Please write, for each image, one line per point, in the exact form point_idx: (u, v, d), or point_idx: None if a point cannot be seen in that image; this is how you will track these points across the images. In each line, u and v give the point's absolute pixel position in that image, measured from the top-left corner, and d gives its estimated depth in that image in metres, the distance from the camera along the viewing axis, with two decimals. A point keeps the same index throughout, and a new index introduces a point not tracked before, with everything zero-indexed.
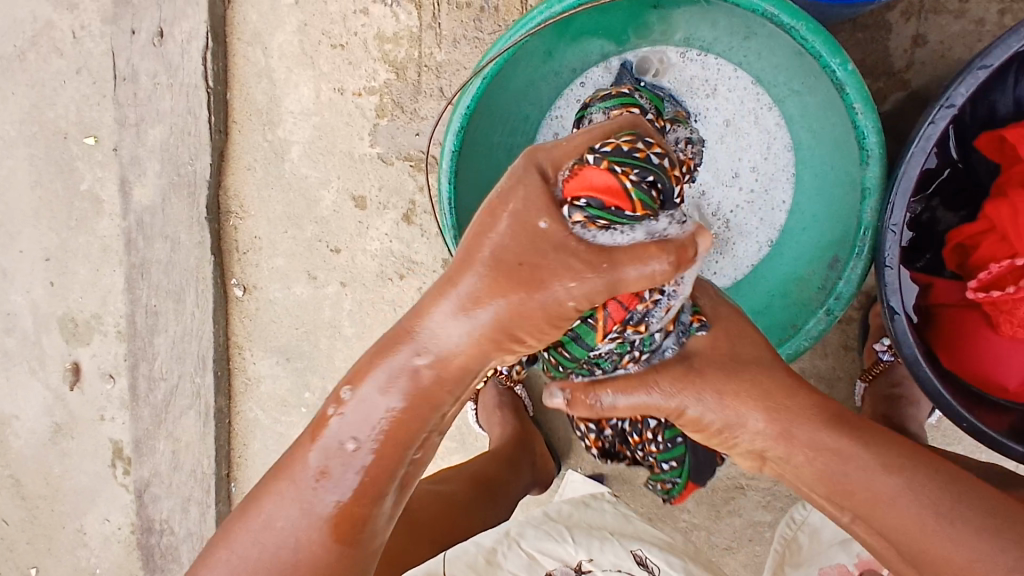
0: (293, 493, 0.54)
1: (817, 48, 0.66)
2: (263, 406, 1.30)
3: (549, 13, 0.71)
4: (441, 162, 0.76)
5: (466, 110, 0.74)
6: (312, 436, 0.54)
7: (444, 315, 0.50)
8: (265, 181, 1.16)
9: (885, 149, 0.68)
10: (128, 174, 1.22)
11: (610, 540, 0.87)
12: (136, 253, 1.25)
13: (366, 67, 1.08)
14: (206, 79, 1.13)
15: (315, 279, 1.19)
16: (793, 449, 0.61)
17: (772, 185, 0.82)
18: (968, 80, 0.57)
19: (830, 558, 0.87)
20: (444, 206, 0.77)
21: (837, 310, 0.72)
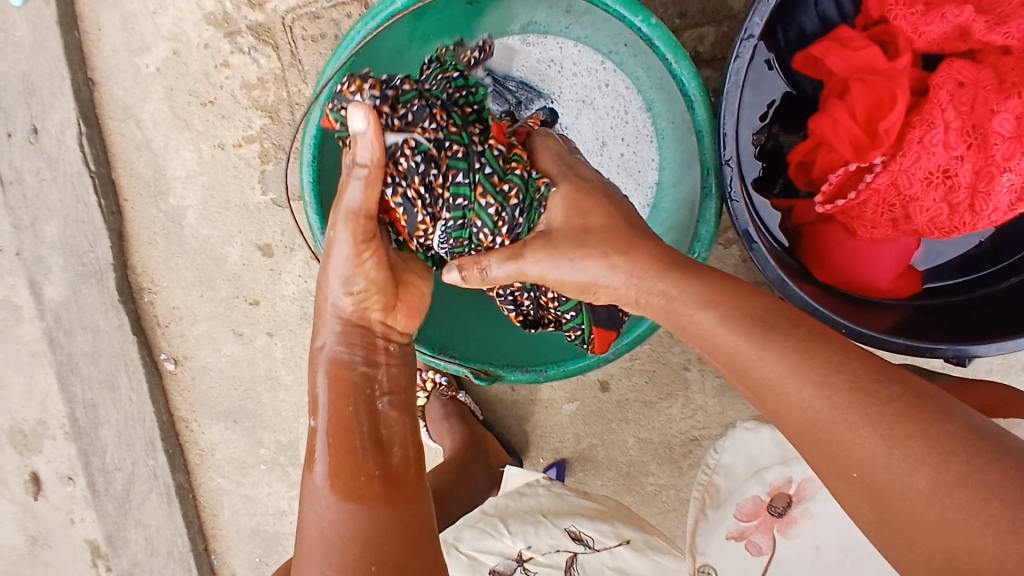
0: (313, 508, 0.57)
1: (618, 8, 0.72)
2: (224, 472, 1.28)
3: (365, 30, 0.74)
4: (302, 194, 0.78)
5: (312, 139, 0.76)
6: (308, 452, 0.61)
7: (336, 297, 0.65)
8: (170, 251, 1.16)
9: (706, 91, 0.72)
10: (35, 275, 1.20)
11: (545, 523, 0.86)
12: (61, 350, 1.24)
13: (239, 117, 1.08)
14: (87, 164, 1.12)
15: (241, 336, 1.19)
16: (671, 312, 0.57)
17: (638, 145, 0.85)
18: (760, 8, 0.60)
19: (744, 493, 0.80)
20: (315, 237, 0.79)
21: (702, 250, 0.76)
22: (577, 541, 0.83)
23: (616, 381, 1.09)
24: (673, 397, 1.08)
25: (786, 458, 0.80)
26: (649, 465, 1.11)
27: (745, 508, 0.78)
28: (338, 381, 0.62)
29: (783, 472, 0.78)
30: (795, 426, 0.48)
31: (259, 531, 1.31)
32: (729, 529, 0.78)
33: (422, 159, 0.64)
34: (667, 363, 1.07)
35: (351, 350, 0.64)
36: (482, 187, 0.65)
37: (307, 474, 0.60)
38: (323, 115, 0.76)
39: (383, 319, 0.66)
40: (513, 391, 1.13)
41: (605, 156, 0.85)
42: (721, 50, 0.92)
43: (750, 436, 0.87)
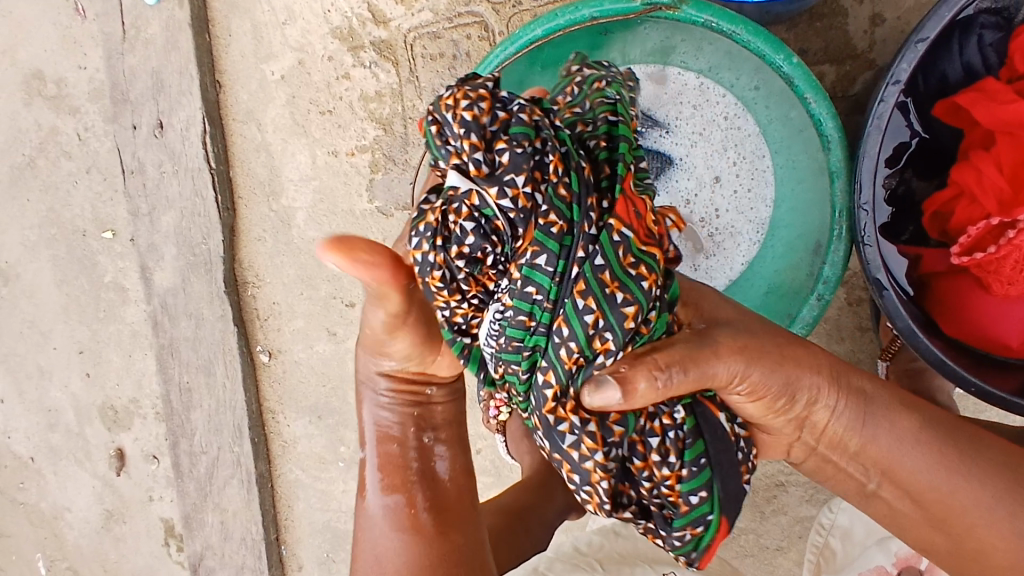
0: (373, 537, 0.64)
1: (760, 47, 0.73)
2: (303, 465, 1.33)
3: (504, 54, 0.75)
4: None
5: None
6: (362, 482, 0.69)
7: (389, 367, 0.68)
8: (276, 249, 1.21)
9: (842, 133, 0.75)
10: (148, 261, 1.28)
11: (641, 567, 0.89)
12: (163, 334, 1.30)
13: (355, 127, 1.13)
14: (208, 161, 1.19)
15: (335, 335, 1.23)
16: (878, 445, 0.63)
17: (752, 185, 0.80)
18: (908, 55, 0.59)
19: (868, 560, 0.88)
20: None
21: (828, 293, 0.77)
22: None
23: None
24: None
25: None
26: None
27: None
28: (387, 441, 0.68)
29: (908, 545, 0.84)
30: (982, 542, 0.60)
31: (330, 527, 1.35)
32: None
33: (480, 229, 0.52)
34: None
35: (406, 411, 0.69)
36: (614, 276, 0.51)
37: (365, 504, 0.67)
38: None
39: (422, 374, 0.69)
40: None
41: (721, 193, 0.80)
42: (842, 89, 0.92)
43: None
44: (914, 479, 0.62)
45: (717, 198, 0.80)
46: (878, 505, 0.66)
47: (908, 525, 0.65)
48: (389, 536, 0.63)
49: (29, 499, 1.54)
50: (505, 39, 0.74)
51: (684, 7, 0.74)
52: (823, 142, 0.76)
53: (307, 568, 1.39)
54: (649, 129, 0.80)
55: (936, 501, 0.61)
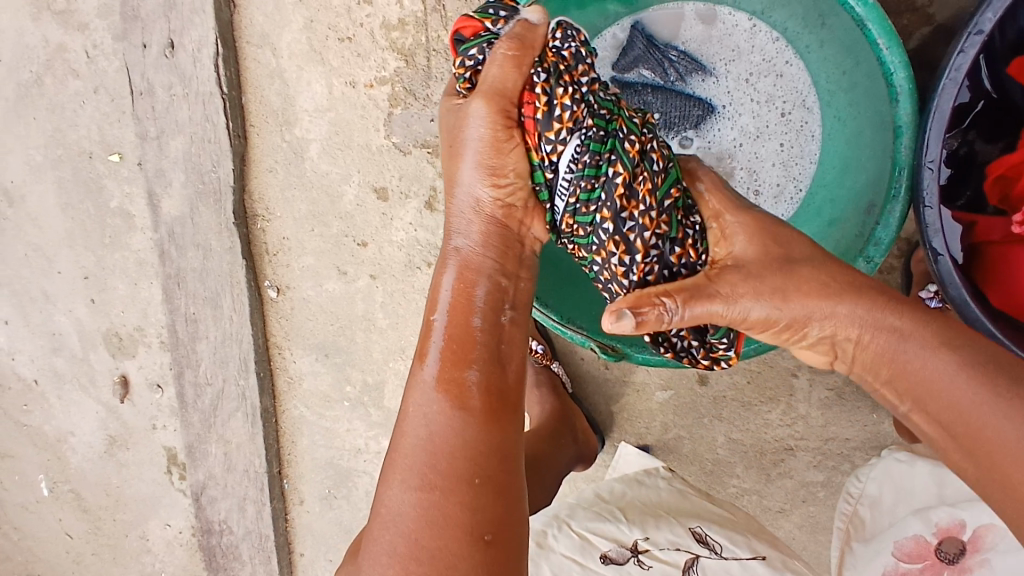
0: (428, 402, 0.63)
1: None
2: (308, 403, 1.32)
3: None
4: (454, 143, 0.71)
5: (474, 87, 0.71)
6: (425, 343, 0.67)
7: (466, 232, 0.70)
8: (288, 182, 1.17)
9: (914, 84, 0.65)
10: (155, 188, 1.24)
11: (665, 518, 0.89)
12: (170, 264, 1.28)
13: (375, 57, 1.07)
14: (220, 86, 1.13)
15: (345, 274, 1.20)
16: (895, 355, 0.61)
17: (797, 139, 0.77)
18: (995, 3, 0.55)
19: (904, 530, 0.86)
20: None
21: (877, 256, 0.70)
22: (700, 544, 0.84)
23: (716, 375, 1.06)
24: (774, 402, 1.04)
25: (952, 501, 0.85)
26: (735, 466, 1.08)
27: (904, 547, 0.85)
28: (458, 312, 0.67)
29: (952, 516, 0.83)
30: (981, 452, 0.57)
31: (333, 464, 1.35)
32: (885, 565, 0.86)
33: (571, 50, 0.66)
34: (775, 367, 1.03)
35: (469, 282, 0.69)
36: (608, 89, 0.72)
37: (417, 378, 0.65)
38: None
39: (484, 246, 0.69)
40: (607, 368, 1.11)
41: (767, 145, 0.78)
42: None
43: (904, 470, 0.93)
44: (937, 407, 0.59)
45: (759, 151, 0.78)
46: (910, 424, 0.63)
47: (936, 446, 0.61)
48: (451, 418, 0.62)
49: (32, 421, 1.55)
50: None
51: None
52: (890, 93, 0.67)
53: (308, 503, 1.40)
54: (693, 74, 0.76)
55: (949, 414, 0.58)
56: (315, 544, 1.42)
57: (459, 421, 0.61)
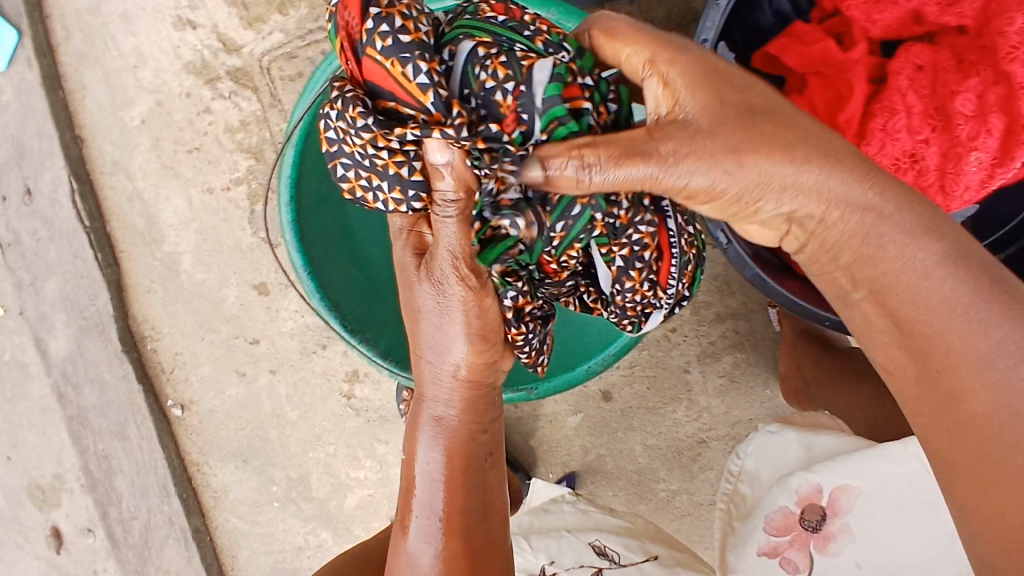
0: (414, 574, 0.64)
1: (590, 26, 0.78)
2: (238, 513, 1.28)
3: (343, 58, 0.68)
4: (281, 235, 0.73)
5: (288, 180, 0.72)
6: (404, 509, 0.66)
7: (438, 399, 0.65)
8: (169, 298, 1.18)
9: None
10: (40, 333, 1.23)
11: (569, 539, 0.91)
12: (70, 405, 1.26)
13: (225, 161, 1.09)
14: (81, 220, 1.15)
15: (244, 376, 1.20)
16: (874, 254, 0.49)
17: None
18: (711, 15, 0.69)
19: (771, 502, 0.81)
20: (299, 274, 0.74)
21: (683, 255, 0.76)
22: (602, 557, 0.87)
23: (618, 388, 1.08)
24: (676, 401, 1.06)
25: (810, 466, 0.81)
26: (659, 471, 1.09)
27: (774, 519, 0.80)
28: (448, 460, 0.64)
29: (809, 480, 0.79)
30: (967, 421, 0.46)
31: (278, 568, 1.30)
32: (760, 544, 0.80)
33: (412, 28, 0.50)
34: (666, 368, 1.06)
35: (442, 449, 0.65)
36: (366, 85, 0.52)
37: (401, 543, 0.67)
38: (296, 156, 0.72)
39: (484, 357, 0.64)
40: (516, 407, 1.12)
41: None
42: None
43: (774, 439, 0.88)
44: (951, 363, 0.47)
45: None
46: (853, 316, 0.53)
47: (879, 344, 0.51)
48: None
49: None
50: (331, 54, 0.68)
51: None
52: None
53: None
54: None
55: (957, 389, 0.46)
56: None
57: None
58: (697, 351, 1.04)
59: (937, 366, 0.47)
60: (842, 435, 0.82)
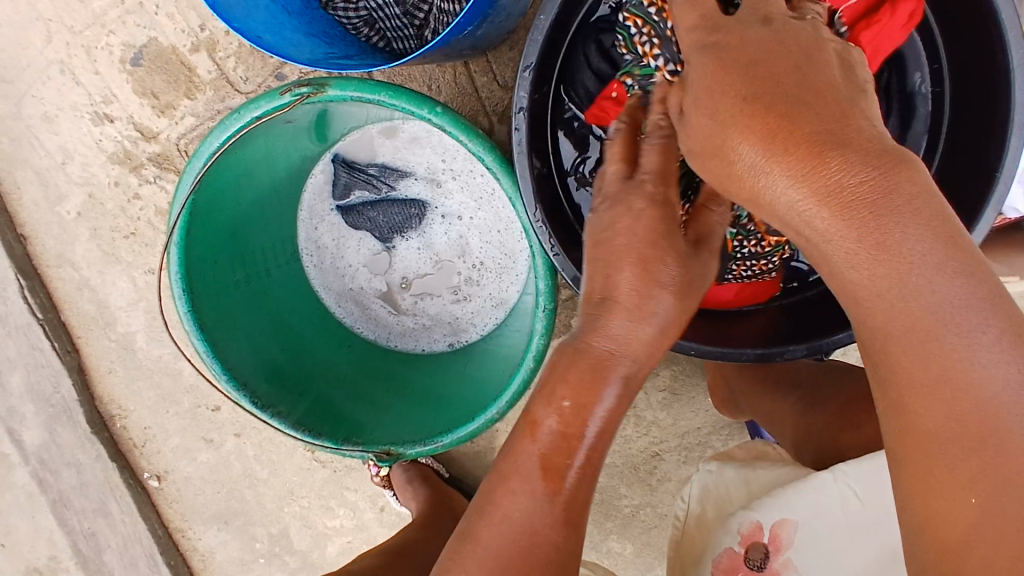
0: (516, 502, 0.56)
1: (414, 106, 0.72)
2: (227, 573, 1.31)
3: (206, 155, 0.72)
4: (182, 328, 0.75)
5: (178, 276, 0.75)
6: (532, 431, 0.57)
7: (616, 327, 0.56)
8: (130, 376, 1.21)
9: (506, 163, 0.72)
10: (12, 424, 1.26)
11: None
12: (51, 489, 1.29)
13: (161, 242, 1.14)
14: (34, 313, 1.18)
15: (212, 441, 1.23)
16: (888, 230, 0.41)
17: (493, 208, 0.86)
18: (522, 83, 0.68)
19: (716, 546, 0.74)
20: (204, 359, 0.77)
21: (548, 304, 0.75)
22: None
23: None
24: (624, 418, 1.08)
25: (752, 502, 0.75)
26: (619, 487, 1.11)
27: (719, 561, 0.73)
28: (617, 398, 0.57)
29: (748, 516, 0.72)
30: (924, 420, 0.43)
31: None
32: None
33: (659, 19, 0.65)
34: None
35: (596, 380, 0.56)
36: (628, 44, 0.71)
37: (517, 462, 0.57)
38: (182, 251, 0.75)
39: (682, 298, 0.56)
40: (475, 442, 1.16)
41: (472, 223, 0.88)
42: None
43: (714, 479, 0.81)
44: (899, 335, 0.43)
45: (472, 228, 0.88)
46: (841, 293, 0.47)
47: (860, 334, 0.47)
48: (549, 516, 0.56)
49: None
50: (195, 154, 0.72)
51: (331, 89, 0.70)
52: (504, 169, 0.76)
53: None
54: (393, 185, 0.88)
55: (904, 362, 0.43)
56: None
57: (557, 533, 0.56)
58: None
59: (882, 365, 0.45)
60: (782, 468, 0.77)
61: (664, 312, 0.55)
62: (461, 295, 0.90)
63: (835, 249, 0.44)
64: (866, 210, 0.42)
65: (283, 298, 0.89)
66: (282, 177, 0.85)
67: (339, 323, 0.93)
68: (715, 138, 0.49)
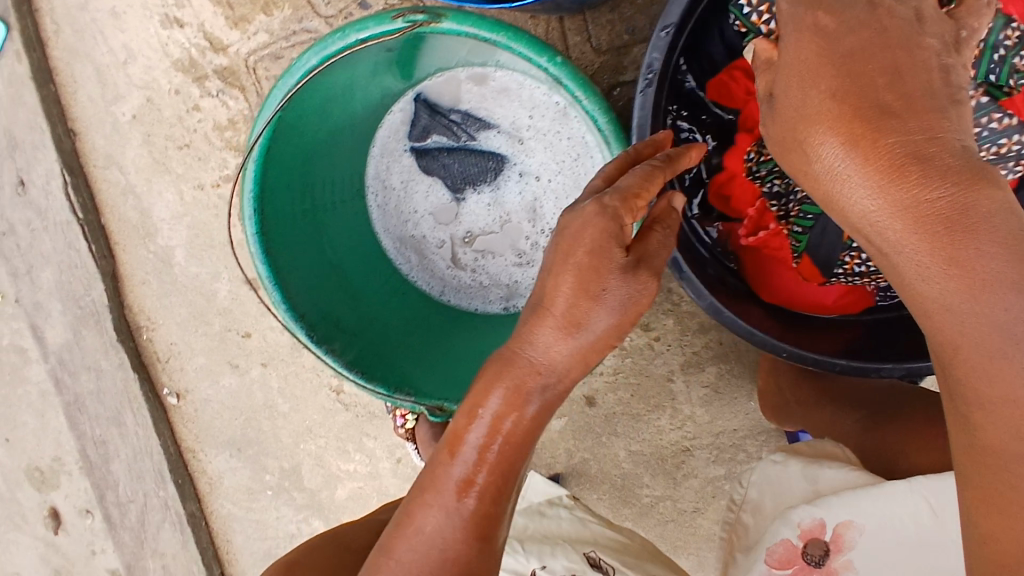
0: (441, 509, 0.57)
1: (524, 51, 0.68)
2: (233, 499, 1.32)
3: (297, 75, 0.69)
4: (247, 249, 0.73)
5: (252, 194, 0.72)
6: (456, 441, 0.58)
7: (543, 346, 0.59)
8: (163, 290, 1.20)
9: (619, 128, 0.70)
10: (37, 320, 1.25)
11: (562, 545, 0.84)
12: (68, 390, 1.28)
13: (214, 159, 1.10)
14: (75, 212, 1.16)
15: (237, 367, 1.22)
16: (972, 250, 0.42)
17: (577, 174, 0.81)
18: (657, 44, 0.68)
19: (772, 535, 0.75)
20: (264, 285, 0.74)
21: None
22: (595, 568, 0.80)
23: (602, 394, 1.07)
24: (660, 408, 1.06)
25: (812, 497, 0.75)
26: (642, 476, 1.10)
27: (775, 552, 0.74)
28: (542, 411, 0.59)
29: (812, 513, 0.73)
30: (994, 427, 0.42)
31: (272, 555, 1.34)
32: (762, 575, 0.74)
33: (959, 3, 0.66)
34: (651, 376, 1.04)
35: (516, 403, 0.58)
36: None
37: (435, 475, 0.58)
38: (258, 170, 0.72)
39: (619, 316, 0.59)
40: None
41: (551, 187, 0.83)
42: None
43: (777, 470, 0.81)
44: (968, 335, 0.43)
45: (550, 193, 0.83)
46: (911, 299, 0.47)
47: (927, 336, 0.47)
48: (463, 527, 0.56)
49: None
50: (285, 72, 0.69)
51: (447, 19, 0.67)
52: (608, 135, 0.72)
53: None
54: (473, 136, 0.83)
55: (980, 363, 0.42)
56: None
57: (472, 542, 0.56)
58: (680, 360, 1.03)
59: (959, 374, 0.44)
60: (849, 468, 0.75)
61: (596, 327, 0.59)
62: (525, 259, 0.86)
63: (909, 259, 0.46)
64: (942, 225, 0.43)
65: (345, 234, 0.85)
66: (361, 109, 0.82)
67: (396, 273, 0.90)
68: (799, 142, 0.51)
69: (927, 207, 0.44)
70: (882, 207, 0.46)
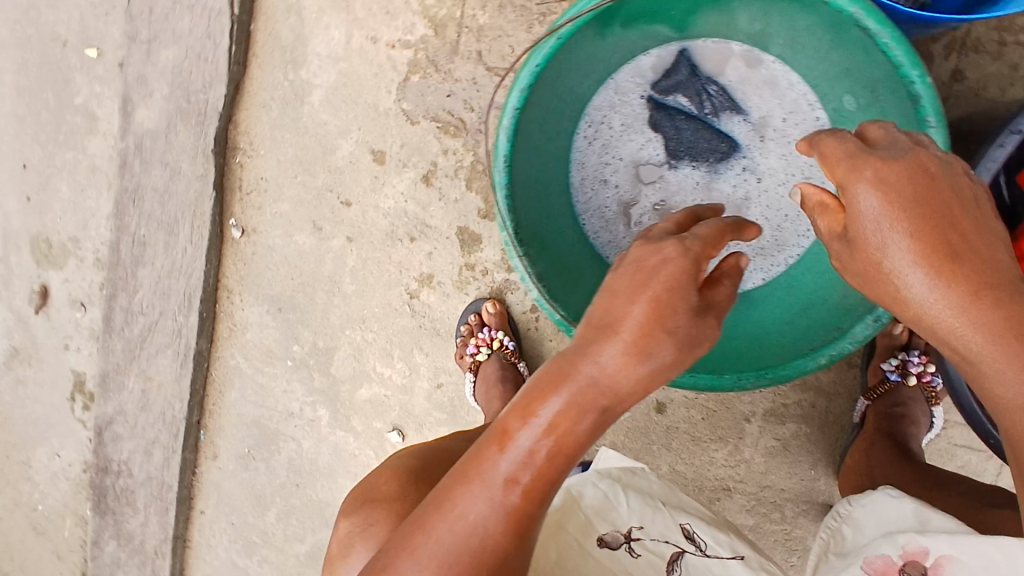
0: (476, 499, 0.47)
1: (897, 56, 0.66)
2: (249, 355, 1.25)
3: None
4: (499, 119, 0.72)
5: (533, 68, 0.71)
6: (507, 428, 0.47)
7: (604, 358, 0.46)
8: (280, 122, 1.12)
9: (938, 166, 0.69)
10: (133, 94, 1.16)
11: (660, 510, 0.76)
12: (129, 178, 1.20)
13: (403, 19, 1.03)
14: (231, 6, 1.08)
15: (320, 230, 1.15)
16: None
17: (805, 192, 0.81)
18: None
19: (871, 547, 0.64)
20: (497, 160, 0.73)
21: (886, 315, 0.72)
22: (687, 540, 0.73)
23: (674, 406, 1.05)
24: (723, 441, 1.04)
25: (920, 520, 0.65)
26: None
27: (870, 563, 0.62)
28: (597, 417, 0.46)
29: (917, 538, 0.61)
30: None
31: (259, 424, 1.29)
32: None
33: None
34: (730, 408, 1.04)
35: (575, 406, 0.46)
36: None
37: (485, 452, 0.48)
38: (552, 49, 0.70)
39: (683, 351, 0.47)
40: None
41: (772, 195, 0.81)
42: None
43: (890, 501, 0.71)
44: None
45: (768, 200, 0.82)
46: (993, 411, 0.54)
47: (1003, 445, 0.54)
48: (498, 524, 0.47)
49: None
50: None
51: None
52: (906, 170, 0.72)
53: (222, 460, 1.33)
54: (722, 112, 0.80)
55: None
56: (218, 503, 1.36)
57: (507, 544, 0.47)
58: (765, 406, 1.02)
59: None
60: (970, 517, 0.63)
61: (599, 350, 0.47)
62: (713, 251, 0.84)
63: (993, 375, 0.52)
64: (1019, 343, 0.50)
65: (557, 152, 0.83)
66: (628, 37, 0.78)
67: (572, 207, 0.84)
68: (869, 270, 0.58)
69: (1006, 322, 0.51)
70: (966, 322, 0.52)
